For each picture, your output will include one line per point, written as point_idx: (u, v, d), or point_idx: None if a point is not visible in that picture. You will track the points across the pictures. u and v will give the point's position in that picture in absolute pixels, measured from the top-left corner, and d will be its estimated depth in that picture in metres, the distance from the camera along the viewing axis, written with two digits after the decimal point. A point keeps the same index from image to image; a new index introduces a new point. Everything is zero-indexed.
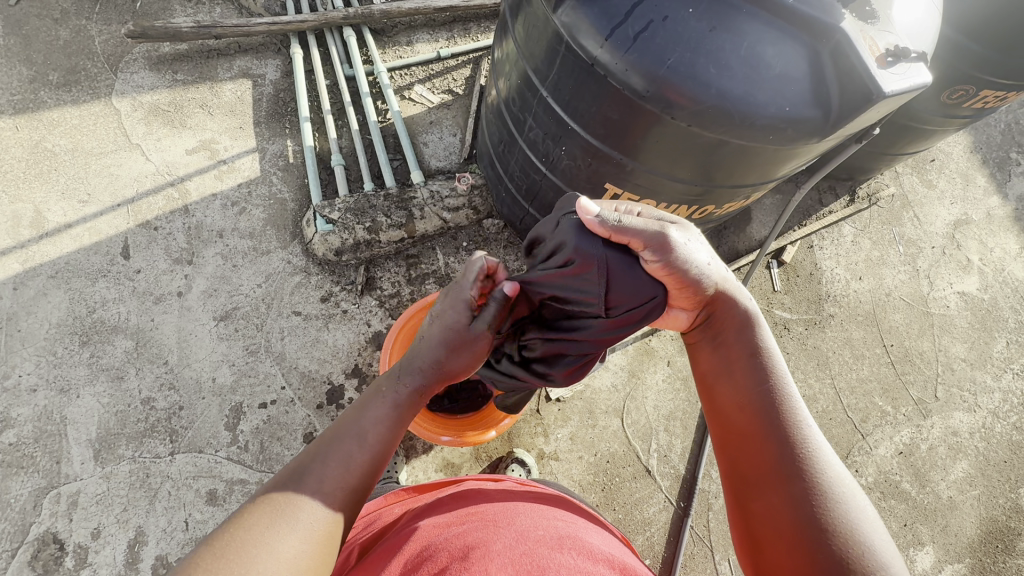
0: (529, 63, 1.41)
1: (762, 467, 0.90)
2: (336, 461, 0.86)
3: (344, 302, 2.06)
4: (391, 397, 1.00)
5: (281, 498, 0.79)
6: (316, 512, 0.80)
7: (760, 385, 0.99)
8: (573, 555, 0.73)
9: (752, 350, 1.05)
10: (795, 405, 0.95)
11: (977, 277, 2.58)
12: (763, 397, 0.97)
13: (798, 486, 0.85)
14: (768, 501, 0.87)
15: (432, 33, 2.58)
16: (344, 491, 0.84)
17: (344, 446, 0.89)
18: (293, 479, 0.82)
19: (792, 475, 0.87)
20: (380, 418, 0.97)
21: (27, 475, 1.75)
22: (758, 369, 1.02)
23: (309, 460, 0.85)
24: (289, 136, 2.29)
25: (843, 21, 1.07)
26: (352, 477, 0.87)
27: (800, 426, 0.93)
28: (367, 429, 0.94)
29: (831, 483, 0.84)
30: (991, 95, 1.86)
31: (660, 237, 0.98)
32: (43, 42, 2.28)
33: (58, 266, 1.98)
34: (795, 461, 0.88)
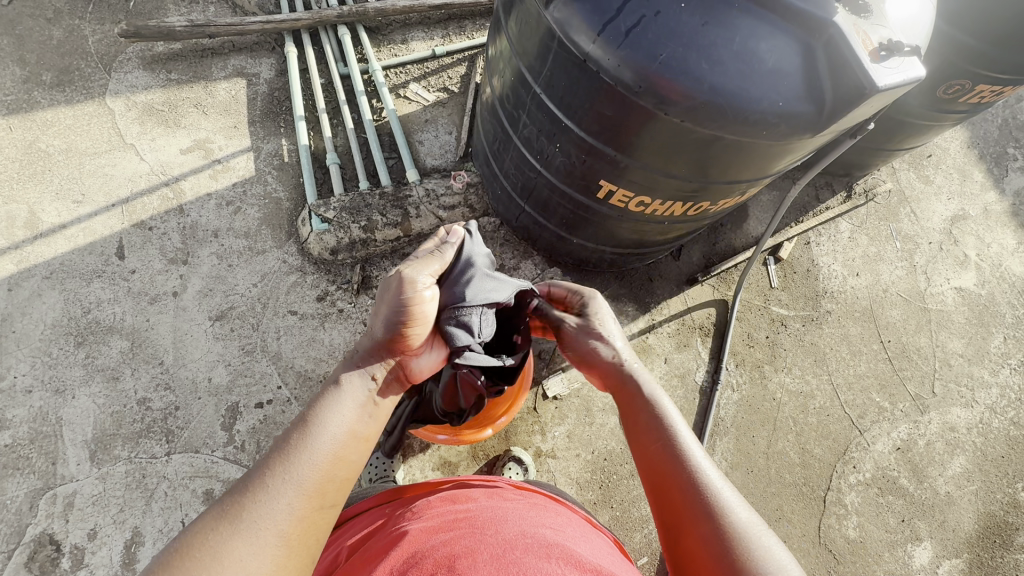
0: (522, 60, 1.41)
1: (680, 515, 0.91)
2: (293, 466, 0.86)
3: (340, 301, 2.06)
4: (354, 386, 1.01)
5: (232, 506, 0.81)
6: (271, 518, 0.81)
7: (661, 439, 1.03)
8: (561, 565, 0.73)
9: (653, 410, 1.10)
10: (692, 448, 1.00)
11: (975, 272, 2.58)
12: (664, 447, 1.02)
13: (709, 528, 0.86)
14: (691, 549, 0.87)
15: (426, 32, 2.57)
16: (303, 494, 0.85)
17: (303, 447, 0.89)
18: (247, 486, 0.84)
19: (705, 518, 0.88)
20: (346, 414, 0.97)
21: (23, 477, 1.74)
22: (659, 428, 1.06)
23: (264, 465, 0.86)
24: (284, 135, 2.28)
25: (836, 15, 1.07)
26: (312, 478, 0.87)
27: (704, 472, 0.95)
28: (329, 428, 0.93)
29: (734, 520, 0.86)
30: (987, 89, 1.86)
31: (583, 310, 1.32)
32: (36, 42, 2.27)
33: (52, 266, 1.97)
34: (706, 505, 0.89)
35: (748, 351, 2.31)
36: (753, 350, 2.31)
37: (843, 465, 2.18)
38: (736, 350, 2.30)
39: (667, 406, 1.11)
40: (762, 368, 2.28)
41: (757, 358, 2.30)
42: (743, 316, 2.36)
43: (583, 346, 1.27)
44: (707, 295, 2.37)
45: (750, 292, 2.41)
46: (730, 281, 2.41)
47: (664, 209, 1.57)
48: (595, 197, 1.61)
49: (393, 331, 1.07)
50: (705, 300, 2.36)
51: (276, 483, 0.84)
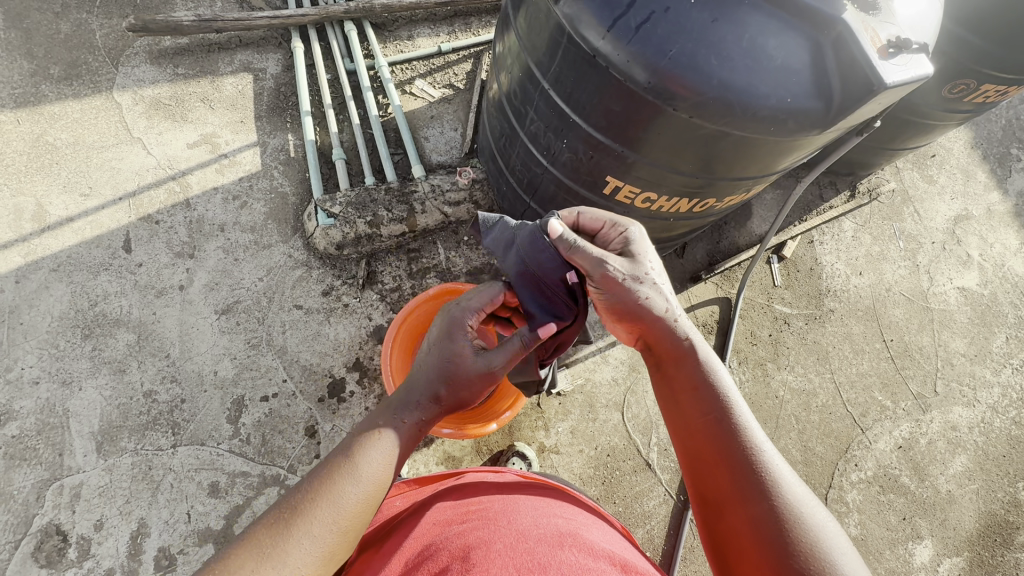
0: (532, 56, 1.41)
1: (722, 494, 0.92)
2: (338, 501, 0.87)
3: (346, 296, 2.06)
4: (397, 440, 1.00)
5: (270, 542, 0.80)
6: (304, 557, 0.81)
7: (710, 412, 1.00)
8: (575, 553, 0.74)
9: (701, 378, 1.05)
10: (745, 429, 0.97)
11: (977, 272, 2.59)
12: (715, 425, 0.98)
13: (762, 509, 0.86)
14: (736, 528, 0.88)
15: (432, 28, 2.58)
16: (340, 538, 0.85)
17: (343, 489, 0.88)
18: (284, 518, 0.83)
19: (757, 499, 0.88)
20: (384, 460, 0.96)
21: (30, 468, 1.75)
22: (709, 399, 1.02)
23: (303, 503, 0.85)
24: (290, 130, 2.29)
25: (844, 13, 1.07)
26: (350, 518, 0.87)
27: (757, 450, 0.94)
28: (373, 476, 0.92)
29: (793, 510, 0.85)
30: (992, 89, 1.87)
31: (601, 269, 1.10)
32: (44, 35, 2.28)
33: (59, 259, 1.98)
34: (759, 485, 0.89)
35: (751, 349, 2.31)
36: (756, 348, 2.32)
37: (845, 463, 2.19)
38: (739, 348, 2.31)
39: (719, 373, 1.05)
40: (764, 366, 2.29)
41: (760, 356, 2.31)
42: (746, 314, 2.37)
43: (618, 303, 1.10)
44: (710, 293, 2.38)
45: (753, 290, 2.42)
46: (733, 279, 2.42)
47: (670, 206, 1.58)
48: (602, 193, 1.61)
49: (439, 370, 1.08)
50: (709, 298, 2.37)
51: (316, 523, 0.83)
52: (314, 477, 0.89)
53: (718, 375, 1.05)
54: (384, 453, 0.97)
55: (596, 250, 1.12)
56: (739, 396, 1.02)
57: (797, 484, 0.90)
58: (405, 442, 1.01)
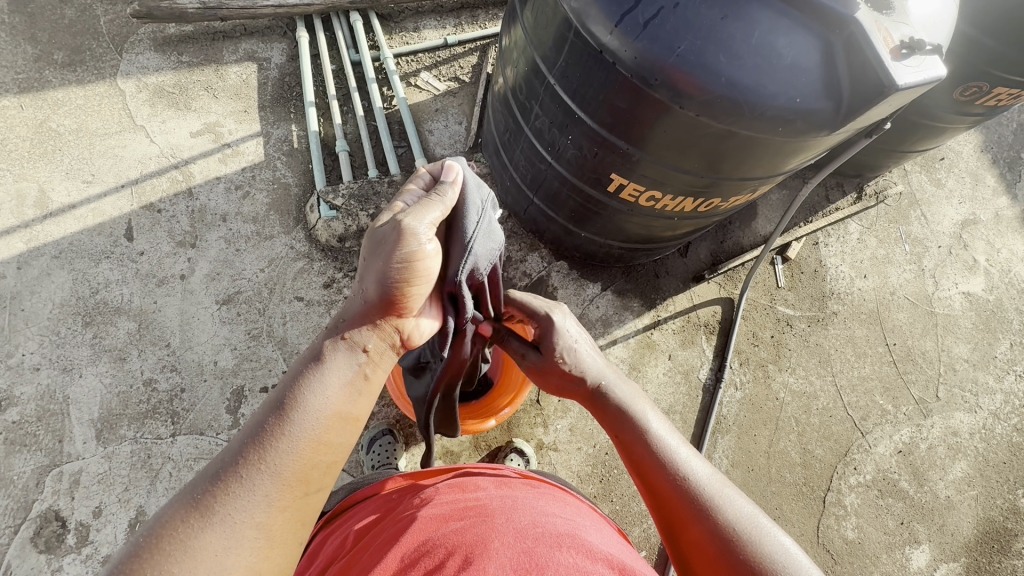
0: (538, 50, 1.39)
1: (678, 525, 0.91)
2: (275, 447, 0.80)
3: (347, 289, 2.06)
4: (340, 363, 0.91)
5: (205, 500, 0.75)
6: (245, 510, 0.75)
7: (637, 448, 1.02)
8: (573, 554, 0.73)
9: (624, 418, 1.08)
10: (675, 455, 0.98)
11: (983, 277, 2.57)
12: (647, 462, 0.99)
13: (704, 527, 0.87)
14: (693, 551, 0.88)
15: (439, 20, 2.56)
16: (282, 483, 0.79)
17: (276, 432, 0.81)
18: (218, 475, 0.77)
19: (698, 519, 0.88)
20: (326, 394, 0.87)
21: (30, 453, 1.76)
22: (633, 435, 1.05)
23: (239, 454, 0.78)
24: (294, 121, 2.27)
25: (858, 12, 1.05)
26: (289, 465, 0.80)
27: (687, 471, 0.95)
28: (312, 409, 0.84)
29: (740, 524, 0.85)
30: (1005, 93, 1.84)
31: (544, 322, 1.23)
32: (48, 20, 2.26)
33: (61, 246, 1.98)
34: (697, 503, 0.90)
35: (753, 350, 2.30)
36: (758, 349, 2.31)
37: (844, 467, 2.18)
38: (740, 349, 2.30)
39: (638, 408, 1.09)
40: (765, 368, 2.28)
41: (762, 357, 2.30)
42: (748, 315, 2.36)
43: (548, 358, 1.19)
44: (713, 293, 2.37)
45: (757, 291, 2.40)
46: (736, 280, 2.40)
47: (674, 205, 1.56)
48: (606, 191, 1.60)
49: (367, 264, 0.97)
50: (711, 298, 2.36)
51: (252, 471, 0.77)
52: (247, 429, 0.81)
53: (636, 409, 1.09)
54: (323, 382, 0.88)
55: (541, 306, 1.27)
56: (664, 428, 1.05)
57: (739, 499, 0.90)
58: (345, 364, 0.91)
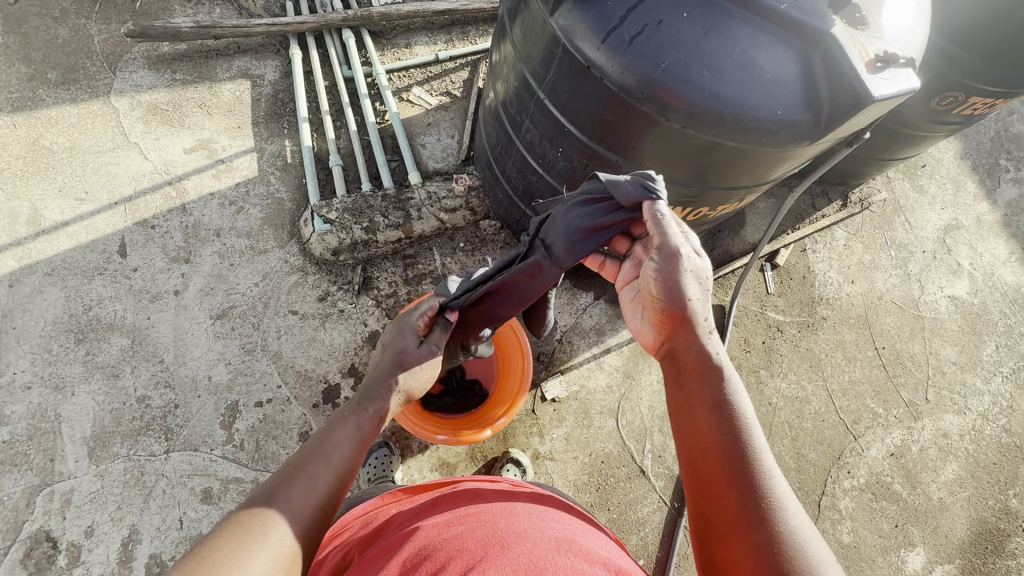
0: (527, 65, 1.43)
1: (725, 517, 0.78)
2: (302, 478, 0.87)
3: (341, 301, 2.07)
4: (364, 423, 1.04)
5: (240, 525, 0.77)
6: (275, 541, 0.78)
7: (727, 430, 0.85)
8: (570, 557, 0.75)
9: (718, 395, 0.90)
10: (761, 454, 0.82)
11: (967, 281, 2.62)
12: (729, 445, 0.83)
13: (757, 538, 0.73)
14: (727, 554, 0.75)
15: (430, 36, 2.60)
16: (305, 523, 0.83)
17: (316, 466, 0.90)
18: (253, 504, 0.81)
19: (755, 526, 0.74)
20: (355, 446, 0.98)
21: (20, 473, 1.74)
22: (723, 413, 0.87)
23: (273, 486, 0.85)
24: (287, 136, 2.30)
25: (833, 27, 1.09)
26: (325, 497, 0.88)
27: (767, 476, 0.79)
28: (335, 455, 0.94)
29: (795, 540, 0.72)
30: (980, 102, 1.90)
31: (674, 249, 1.06)
32: (42, 40, 2.28)
33: (54, 263, 1.98)
34: (760, 514, 0.75)
35: (744, 356, 2.33)
36: (750, 355, 2.34)
37: (837, 470, 2.20)
38: (733, 355, 2.32)
39: (738, 395, 0.90)
40: (758, 373, 2.31)
41: (754, 363, 2.32)
42: (740, 321, 2.39)
43: (667, 284, 1.03)
44: None
45: (747, 298, 2.44)
46: (727, 287, 2.43)
47: None
48: None
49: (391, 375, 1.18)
50: None
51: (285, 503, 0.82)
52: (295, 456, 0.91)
53: (738, 393, 0.90)
54: (352, 438, 0.99)
55: (676, 233, 1.09)
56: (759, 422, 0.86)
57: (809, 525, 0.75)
58: (367, 426, 1.04)
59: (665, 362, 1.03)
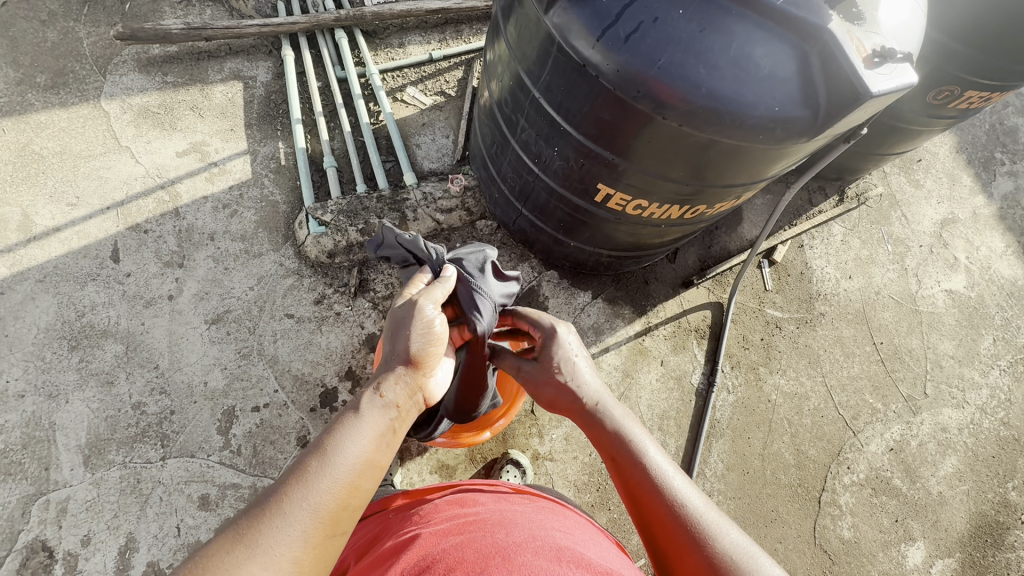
0: (522, 64, 1.42)
1: (672, 549, 0.90)
2: (312, 479, 0.82)
3: (338, 304, 2.05)
4: (375, 416, 0.95)
5: (245, 534, 0.75)
6: (284, 544, 0.76)
7: (635, 476, 1.00)
8: (572, 568, 0.73)
9: (623, 444, 1.06)
10: (673, 484, 0.97)
11: (964, 275, 2.62)
12: (648, 489, 0.98)
13: (700, 558, 0.86)
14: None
15: (424, 36, 2.59)
16: (315, 524, 0.80)
17: (317, 471, 0.83)
18: (261, 507, 0.78)
19: (694, 548, 0.87)
20: (367, 443, 0.90)
21: (14, 483, 1.72)
22: (634, 464, 1.02)
23: (281, 486, 0.81)
24: (281, 138, 2.28)
25: (830, 22, 1.09)
26: (328, 504, 0.82)
27: (684, 500, 0.94)
28: (347, 455, 0.87)
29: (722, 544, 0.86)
30: (976, 96, 1.90)
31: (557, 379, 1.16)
32: (30, 44, 2.26)
33: (45, 270, 1.96)
34: (694, 534, 0.89)
35: (743, 353, 2.33)
36: (748, 352, 2.33)
37: (837, 466, 2.20)
38: (732, 352, 2.32)
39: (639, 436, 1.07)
40: (757, 370, 2.30)
41: (753, 360, 2.32)
42: (738, 318, 2.38)
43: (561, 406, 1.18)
44: (703, 298, 2.39)
45: (745, 295, 2.43)
46: (725, 284, 2.43)
47: (661, 213, 1.59)
48: (593, 201, 1.62)
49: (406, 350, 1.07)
50: (701, 302, 2.38)
51: (291, 506, 0.79)
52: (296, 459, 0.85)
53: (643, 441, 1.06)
54: (359, 437, 0.91)
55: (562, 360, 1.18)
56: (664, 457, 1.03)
57: (728, 525, 0.90)
58: (379, 418, 0.95)
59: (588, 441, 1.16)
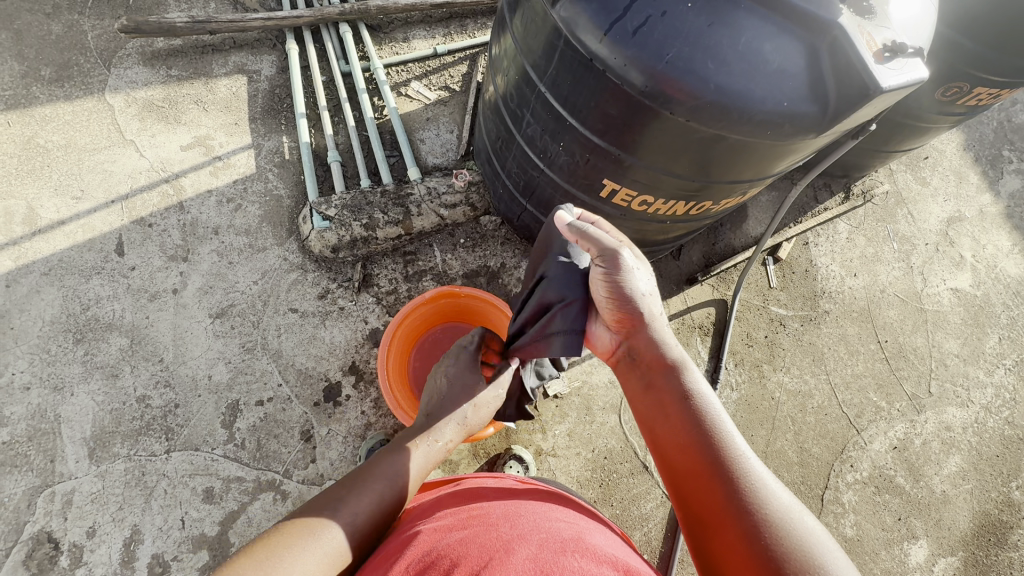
0: (527, 59, 1.41)
1: (711, 503, 0.87)
2: (383, 469, 1.06)
3: (341, 299, 2.05)
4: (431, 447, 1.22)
5: (333, 499, 0.95)
6: (357, 512, 0.95)
7: (688, 425, 0.97)
8: (577, 558, 0.73)
9: (685, 393, 1.01)
10: (730, 439, 0.93)
11: (970, 273, 2.60)
12: (699, 438, 0.94)
13: (746, 523, 0.81)
14: (720, 538, 0.83)
15: (428, 30, 2.58)
16: (381, 505, 0.99)
17: (389, 467, 1.07)
18: (342, 485, 1.00)
19: (742, 514, 0.83)
20: (421, 462, 1.15)
21: (20, 474, 1.73)
22: (687, 410, 0.98)
23: (359, 473, 1.04)
24: (285, 132, 2.28)
25: (840, 16, 1.07)
26: (391, 491, 1.03)
27: (735, 456, 0.90)
28: (407, 461, 1.12)
29: (764, 502, 0.83)
30: (986, 92, 1.88)
31: (613, 254, 1.10)
32: (35, 37, 2.26)
33: (50, 263, 1.96)
34: (736, 489, 0.86)
35: (747, 350, 2.32)
36: (752, 349, 2.32)
37: (841, 464, 2.20)
38: (736, 349, 2.31)
39: (704, 390, 1.01)
40: (760, 368, 2.30)
41: (756, 358, 2.31)
42: (742, 315, 2.38)
43: (619, 293, 1.10)
44: (707, 295, 2.39)
45: (748, 292, 2.43)
46: (729, 281, 2.42)
47: (666, 209, 1.58)
48: (598, 197, 1.62)
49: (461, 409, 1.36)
50: (705, 300, 2.38)
51: (367, 487, 1.00)
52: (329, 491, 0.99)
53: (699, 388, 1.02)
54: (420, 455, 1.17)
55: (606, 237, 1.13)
56: (721, 407, 0.99)
57: (781, 491, 0.86)
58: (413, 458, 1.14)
59: (628, 363, 1.12)
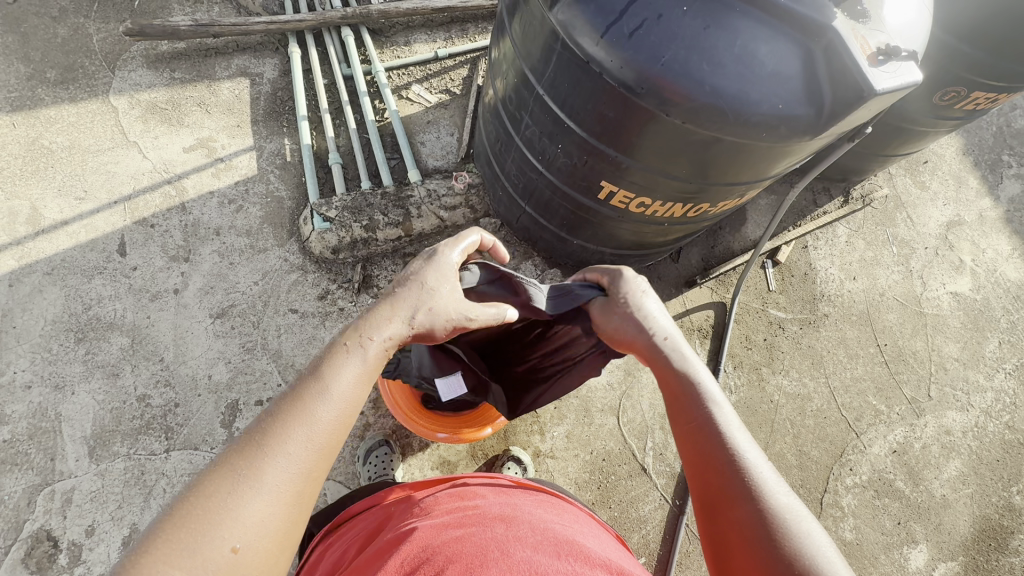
0: (526, 62, 1.42)
1: (711, 501, 0.83)
2: (302, 418, 0.80)
3: (341, 300, 2.06)
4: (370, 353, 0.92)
5: (236, 470, 0.72)
6: (275, 481, 0.74)
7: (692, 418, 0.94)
8: (570, 561, 0.74)
9: (694, 394, 0.98)
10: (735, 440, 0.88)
11: (970, 277, 2.60)
12: (702, 434, 0.91)
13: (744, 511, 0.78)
14: (727, 536, 0.78)
15: (429, 34, 2.60)
16: (311, 458, 0.78)
17: (311, 411, 0.81)
18: (249, 445, 0.76)
19: (739, 501, 0.79)
20: (357, 381, 0.88)
21: (21, 473, 1.74)
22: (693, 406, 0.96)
23: (270, 424, 0.78)
24: (287, 135, 2.29)
25: (834, 20, 1.09)
26: (318, 443, 0.79)
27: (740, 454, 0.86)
28: (338, 390, 0.85)
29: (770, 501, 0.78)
30: (983, 97, 1.89)
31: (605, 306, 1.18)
32: (41, 39, 2.28)
33: (53, 263, 1.98)
34: (745, 485, 0.81)
35: (746, 353, 2.32)
36: (751, 353, 2.33)
37: (840, 468, 2.20)
38: (734, 352, 2.31)
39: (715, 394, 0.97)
40: (759, 370, 2.30)
41: (755, 360, 2.31)
42: (741, 318, 2.38)
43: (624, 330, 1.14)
44: (706, 298, 2.39)
45: (747, 295, 2.43)
46: (728, 284, 2.42)
47: (663, 211, 1.59)
48: (596, 199, 1.63)
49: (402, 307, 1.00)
50: (704, 302, 2.38)
51: (283, 446, 0.76)
52: (284, 393, 0.82)
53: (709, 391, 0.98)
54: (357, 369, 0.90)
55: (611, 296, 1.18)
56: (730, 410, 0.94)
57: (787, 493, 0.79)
58: (377, 358, 0.92)
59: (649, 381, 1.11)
